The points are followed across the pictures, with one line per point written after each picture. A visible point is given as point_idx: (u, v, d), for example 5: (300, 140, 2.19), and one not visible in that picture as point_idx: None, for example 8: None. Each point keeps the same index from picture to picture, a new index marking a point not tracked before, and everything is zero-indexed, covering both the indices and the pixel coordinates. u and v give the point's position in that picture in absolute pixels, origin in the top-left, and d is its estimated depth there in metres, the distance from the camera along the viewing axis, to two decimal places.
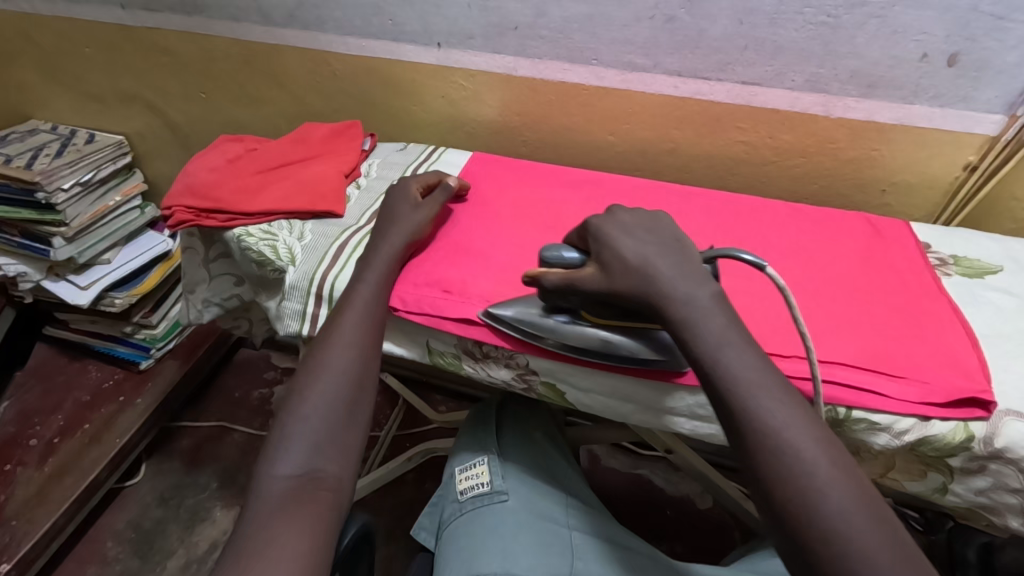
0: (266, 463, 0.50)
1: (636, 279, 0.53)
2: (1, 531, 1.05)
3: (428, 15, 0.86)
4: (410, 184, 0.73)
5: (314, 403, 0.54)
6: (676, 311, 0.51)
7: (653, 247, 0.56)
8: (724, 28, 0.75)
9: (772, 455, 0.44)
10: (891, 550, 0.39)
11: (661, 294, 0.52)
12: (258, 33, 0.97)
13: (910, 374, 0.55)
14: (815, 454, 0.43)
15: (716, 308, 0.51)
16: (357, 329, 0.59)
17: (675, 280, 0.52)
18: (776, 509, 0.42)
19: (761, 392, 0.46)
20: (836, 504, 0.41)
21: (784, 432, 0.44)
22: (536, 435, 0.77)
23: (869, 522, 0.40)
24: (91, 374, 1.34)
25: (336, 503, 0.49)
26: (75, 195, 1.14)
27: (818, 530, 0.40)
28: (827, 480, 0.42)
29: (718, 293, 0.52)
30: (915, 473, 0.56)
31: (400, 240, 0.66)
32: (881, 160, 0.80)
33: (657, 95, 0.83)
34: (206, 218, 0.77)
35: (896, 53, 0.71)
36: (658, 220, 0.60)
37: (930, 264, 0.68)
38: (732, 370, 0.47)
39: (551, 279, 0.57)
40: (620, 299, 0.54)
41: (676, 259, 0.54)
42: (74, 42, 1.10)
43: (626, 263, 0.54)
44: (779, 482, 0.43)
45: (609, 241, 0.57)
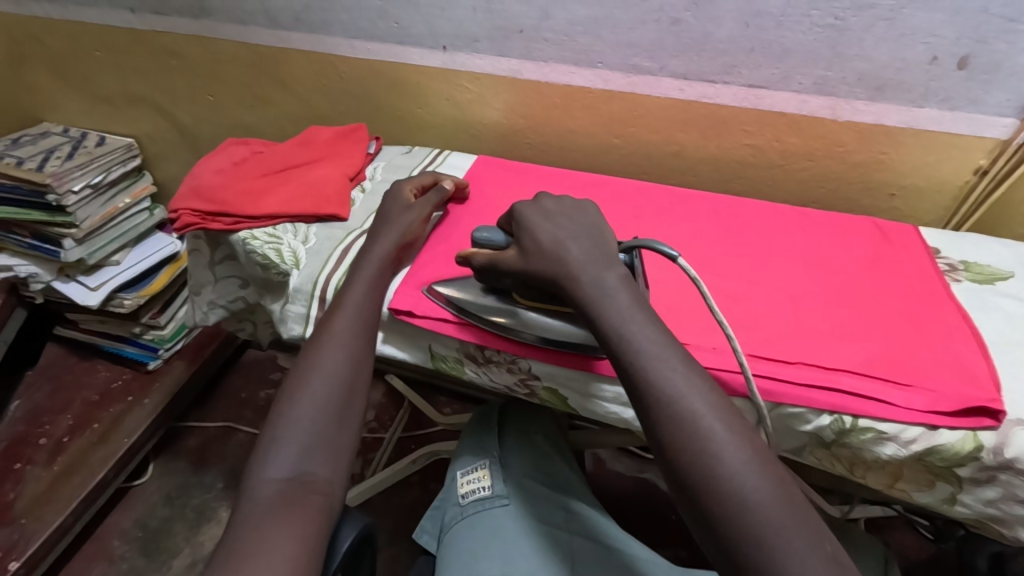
0: (257, 467, 0.50)
1: (549, 261, 0.55)
2: (10, 529, 1.07)
3: (434, 19, 0.86)
4: (403, 186, 0.73)
5: (304, 405, 0.54)
6: (582, 292, 0.53)
7: (570, 232, 0.58)
8: (730, 30, 0.74)
9: (671, 423, 0.46)
10: (782, 503, 0.41)
11: (570, 276, 0.54)
12: (264, 36, 0.98)
13: (917, 383, 0.54)
14: (710, 420, 0.45)
15: (620, 289, 0.53)
16: (349, 332, 0.59)
17: (583, 263, 0.55)
18: (677, 475, 0.44)
19: (660, 363, 0.48)
20: (731, 464, 0.43)
21: (681, 399, 0.46)
22: (538, 438, 0.76)
23: (759, 478, 0.42)
24: (99, 373, 1.35)
25: (327, 507, 0.49)
26: (85, 197, 1.15)
27: (713, 489, 0.42)
28: (722, 442, 0.44)
29: (624, 276, 0.54)
30: (923, 483, 0.55)
31: (394, 241, 0.66)
32: (889, 163, 0.79)
33: (662, 98, 0.83)
34: (212, 221, 0.77)
35: (905, 56, 0.71)
36: (583, 208, 0.62)
37: (939, 270, 0.67)
38: (634, 345, 0.49)
39: (477, 261, 0.60)
40: (533, 280, 0.56)
41: (589, 244, 0.57)
42: (84, 45, 1.11)
43: (541, 246, 0.57)
44: (679, 448, 0.45)
45: (529, 227, 0.59)
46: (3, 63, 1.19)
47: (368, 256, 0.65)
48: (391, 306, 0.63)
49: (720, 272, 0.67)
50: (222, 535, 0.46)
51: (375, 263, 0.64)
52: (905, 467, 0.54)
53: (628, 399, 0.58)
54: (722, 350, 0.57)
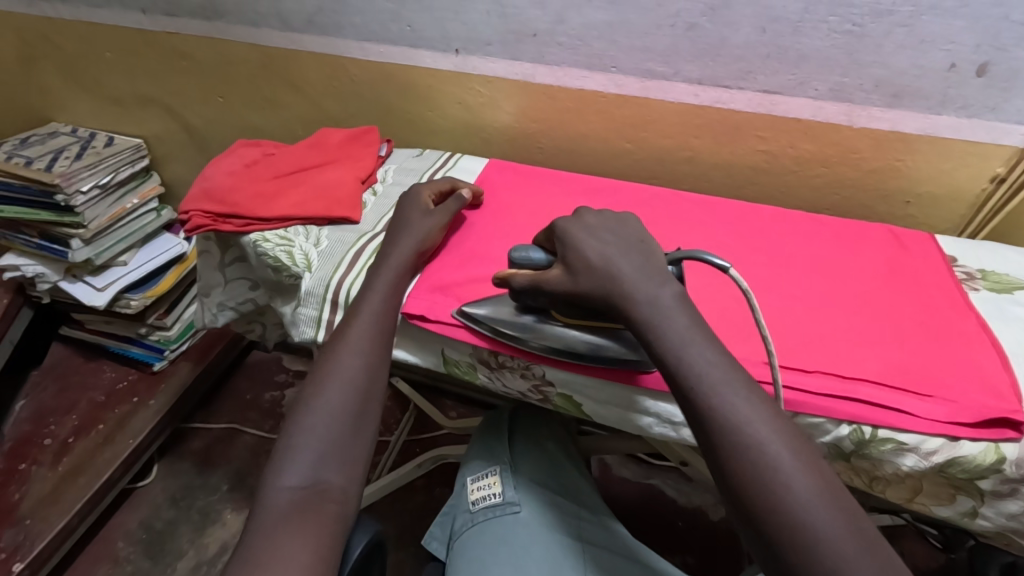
0: (272, 474, 0.50)
1: (601, 280, 0.54)
2: (15, 530, 1.07)
3: (446, 22, 0.86)
4: (422, 191, 0.73)
5: (320, 412, 0.53)
6: (637, 312, 0.52)
7: (619, 248, 0.57)
8: (747, 35, 0.74)
9: (735, 449, 0.45)
10: (854, 537, 0.41)
11: (624, 295, 0.53)
12: (276, 38, 0.98)
13: (938, 393, 0.54)
14: (778, 448, 0.44)
15: (677, 308, 0.52)
16: (366, 338, 0.58)
17: (636, 281, 0.54)
18: (741, 502, 0.44)
19: (723, 387, 0.47)
20: (799, 494, 0.42)
21: (747, 426, 0.45)
22: (548, 445, 0.76)
23: (829, 509, 0.42)
24: (105, 374, 1.34)
25: (341, 516, 0.48)
26: (94, 197, 1.15)
27: (782, 520, 0.42)
28: (790, 471, 0.43)
29: (681, 293, 0.53)
30: (944, 497, 0.54)
31: (412, 246, 0.66)
32: (905, 171, 0.79)
33: (676, 103, 0.82)
34: (223, 222, 0.77)
35: (922, 63, 0.70)
36: (624, 223, 0.60)
37: (957, 279, 0.67)
38: (696, 366, 0.48)
39: (518, 280, 0.58)
40: (583, 299, 0.55)
41: (640, 260, 0.56)
42: (95, 46, 1.11)
43: (590, 264, 0.55)
44: (745, 476, 0.44)
45: (574, 243, 0.57)
46: (13, 63, 1.19)
47: (385, 260, 0.64)
48: (405, 310, 0.62)
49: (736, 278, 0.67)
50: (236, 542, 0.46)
51: (391, 268, 0.63)
52: (925, 479, 0.53)
53: (644, 407, 0.58)
54: (741, 358, 0.57)
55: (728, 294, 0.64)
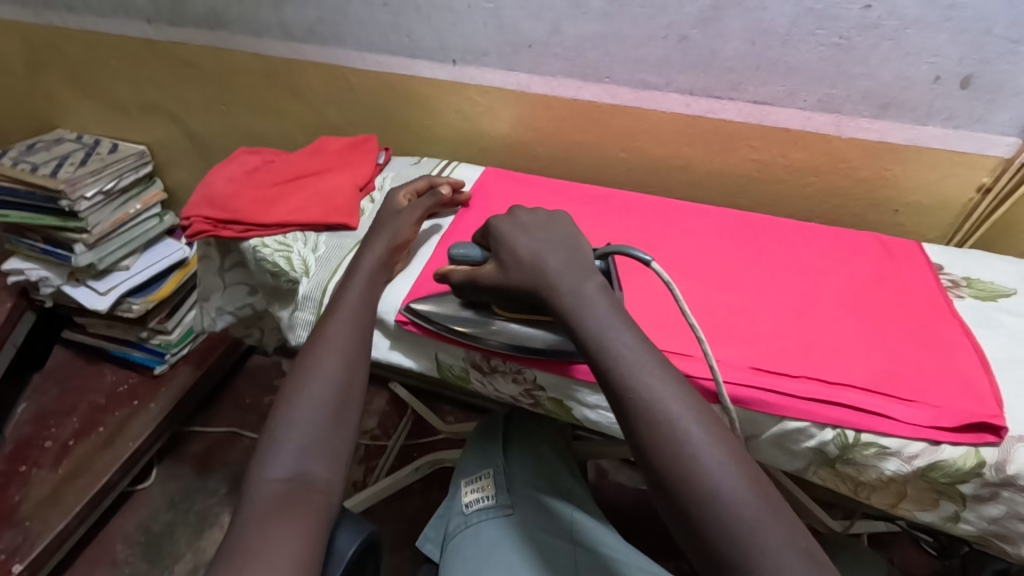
0: (258, 468, 0.51)
1: (529, 274, 0.57)
2: (15, 531, 1.08)
3: (445, 33, 0.88)
4: (396, 194, 0.75)
5: (302, 407, 0.55)
6: (562, 302, 0.54)
7: (548, 244, 0.59)
8: (737, 48, 0.76)
9: (649, 427, 0.47)
10: (759, 501, 0.43)
11: (549, 287, 0.56)
12: (278, 47, 1.00)
13: (920, 398, 0.55)
14: (688, 422, 0.46)
15: (599, 298, 0.54)
16: (345, 336, 0.60)
17: (561, 274, 0.56)
18: (657, 476, 0.46)
19: (639, 369, 0.49)
20: (708, 465, 0.44)
21: (659, 404, 0.48)
22: (542, 449, 0.77)
23: (734, 477, 0.44)
24: (106, 377, 1.36)
25: (326, 506, 0.49)
26: (97, 203, 1.17)
27: (692, 491, 0.44)
28: (699, 444, 0.45)
29: (603, 285, 0.56)
30: (927, 502, 0.55)
31: (385, 246, 0.67)
32: (893, 180, 0.80)
33: (668, 114, 0.84)
34: (223, 229, 0.78)
35: (908, 75, 0.72)
36: (556, 220, 0.63)
37: (943, 287, 0.68)
38: (615, 351, 0.51)
39: (455, 276, 0.61)
40: (514, 293, 0.58)
41: (566, 254, 0.58)
42: (100, 55, 1.13)
43: (519, 259, 0.58)
44: (659, 452, 0.46)
45: (505, 240, 0.60)
46: (21, 71, 1.21)
47: (362, 261, 0.66)
48: (399, 315, 0.64)
49: (721, 284, 0.68)
50: (224, 535, 0.47)
51: (368, 268, 0.65)
52: (908, 485, 0.54)
53: None
54: (727, 363, 0.58)
55: (716, 302, 0.65)
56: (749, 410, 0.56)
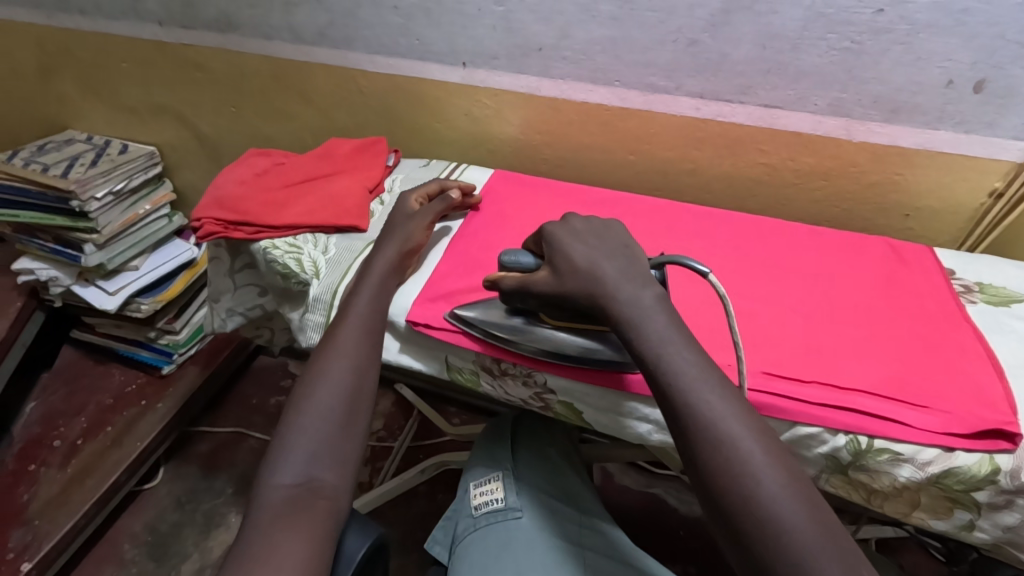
0: (267, 473, 0.51)
1: (584, 282, 0.56)
2: (23, 530, 1.08)
3: (454, 37, 0.88)
4: (409, 197, 0.75)
5: (312, 413, 0.55)
6: (619, 311, 0.54)
7: (605, 252, 0.59)
8: (747, 52, 0.75)
9: (708, 444, 0.46)
10: (820, 529, 0.42)
11: (607, 295, 0.55)
12: (288, 50, 1.00)
13: (931, 404, 0.55)
14: (748, 443, 0.46)
15: (657, 309, 0.54)
16: (353, 342, 0.60)
17: (618, 283, 0.56)
18: (711, 494, 0.45)
19: (699, 385, 0.49)
20: (769, 488, 0.44)
21: (720, 422, 0.47)
22: (551, 453, 0.77)
23: (795, 502, 0.43)
24: (114, 377, 1.36)
25: (334, 512, 0.49)
26: (108, 203, 1.17)
27: (751, 511, 0.43)
28: (760, 466, 0.45)
29: (662, 295, 0.55)
30: (941, 510, 0.54)
31: (395, 249, 0.68)
32: (904, 184, 0.80)
33: (678, 117, 0.84)
34: (234, 230, 0.79)
35: (920, 80, 0.71)
36: (610, 229, 0.62)
37: (954, 292, 0.67)
38: (676, 367, 0.50)
39: (507, 283, 0.61)
40: (568, 301, 0.57)
41: (624, 263, 0.58)
42: (111, 57, 1.14)
43: (575, 266, 0.58)
44: (716, 469, 0.45)
45: (560, 247, 0.60)
46: (32, 73, 1.22)
47: (372, 264, 0.66)
48: (408, 317, 0.64)
49: (731, 288, 0.68)
50: (234, 539, 0.47)
51: (379, 272, 0.65)
52: (922, 493, 0.54)
53: (645, 414, 0.59)
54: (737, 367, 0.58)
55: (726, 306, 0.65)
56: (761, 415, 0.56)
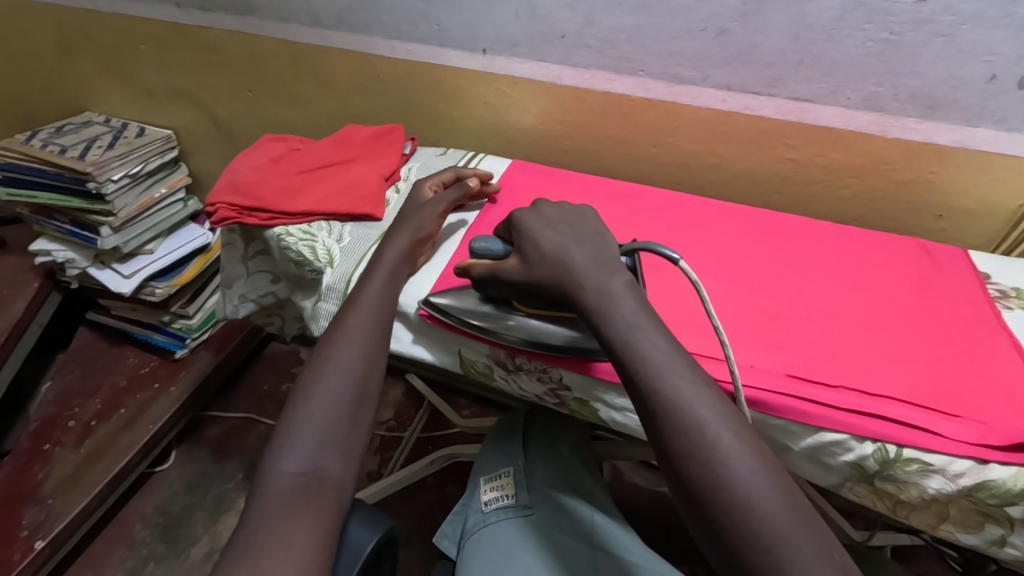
0: (272, 459, 0.50)
1: (552, 269, 0.55)
2: (37, 509, 1.10)
3: (476, 22, 0.86)
4: (423, 185, 0.74)
5: (319, 401, 0.53)
6: (586, 298, 0.53)
7: (573, 238, 0.58)
8: (779, 42, 0.73)
9: (678, 431, 0.45)
10: (793, 514, 0.41)
11: (575, 282, 0.54)
12: (306, 34, 0.99)
13: (964, 414, 0.52)
14: (717, 427, 0.44)
15: (627, 296, 0.53)
16: (364, 331, 0.58)
17: (587, 270, 0.55)
18: (683, 481, 0.44)
19: (667, 370, 0.47)
20: (740, 473, 0.42)
21: (687, 406, 0.46)
22: (562, 449, 0.76)
23: (767, 484, 0.42)
24: (128, 359, 1.37)
25: (339, 503, 0.48)
26: (124, 186, 1.17)
27: (720, 497, 0.42)
28: (730, 449, 0.43)
29: (631, 282, 0.54)
30: (971, 525, 0.52)
31: (407, 239, 0.66)
32: (938, 183, 0.77)
33: (703, 109, 0.81)
34: (248, 216, 0.78)
35: (961, 74, 0.68)
36: (581, 215, 0.62)
37: (989, 296, 0.65)
38: (667, 357, 0.48)
39: (477, 270, 0.61)
40: (538, 288, 0.56)
41: (593, 250, 0.57)
42: (130, 38, 1.13)
43: (544, 253, 0.57)
44: (686, 455, 0.44)
45: (530, 234, 0.59)
46: (51, 54, 1.22)
47: (384, 253, 0.65)
48: (420, 307, 0.63)
49: (754, 286, 0.66)
50: (236, 526, 0.46)
51: (390, 260, 0.64)
52: (952, 506, 0.51)
53: None
54: (759, 369, 0.56)
55: (747, 305, 0.63)
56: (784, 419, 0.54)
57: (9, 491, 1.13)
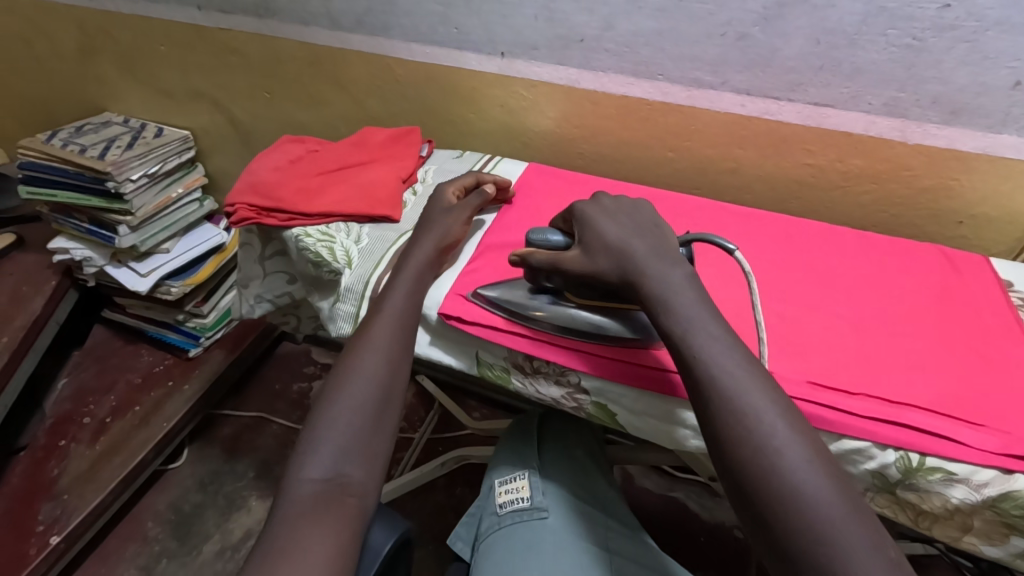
0: (296, 466, 0.50)
1: (615, 259, 0.57)
2: (53, 504, 1.11)
3: (494, 26, 0.86)
4: (446, 189, 0.74)
5: (342, 407, 0.54)
6: (649, 286, 0.54)
7: (634, 232, 0.60)
8: (800, 47, 0.72)
9: (710, 393, 0.47)
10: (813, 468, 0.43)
11: (637, 272, 0.55)
12: (325, 37, 0.99)
13: (990, 424, 0.52)
14: (747, 391, 0.47)
15: (686, 287, 0.54)
16: (387, 334, 0.59)
17: (648, 259, 0.56)
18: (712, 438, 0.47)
19: (700, 340, 0.50)
20: (768, 424, 0.45)
21: (717, 372, 0.48)
22: (578, 452, 0.75)
23: (791, 452, 0.44)
24: (143, 357, 1.39)
25: (360, 511, 0.48)
26: (142, 185, 1.18)
27: (743, 453, 0.45)
28: (778, 450, 0.44)
29: (691, 274, 0.55)
30: (995, 536, 0.51)
31: (433, 245, 0.66)
32: (960, 190, 0.76)
33: (722, 114, 0.81)
34: (267, 216, 0.78)
35: (986, 80, 0.68)
36: (639, 208, 0.64)
37: (1012, 305, 0.64)
38: (703, 357, 0.49)
39: (535, 259, 0.61)
40: (599, 278, 0.58)
41: (653, 243, 0.58)
42: (150, 40, 1.14)
43: (606, 243, 0.58)
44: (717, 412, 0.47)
45: (592, 225, 0.61)
46: (72, 55, 1.23)
47: (409, 257, 0.65)
48: (440, 311, 0.63)
49: (775, 292, 0.65)
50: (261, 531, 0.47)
51: (415, 265, 0.64)
52: (975, 517, 0.51)
53: (685, 420, 0.57)
54: (781, 375, 0.56)
55: (769, 310, 0.63)
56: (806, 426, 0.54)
57: (25, 487, 1.14)
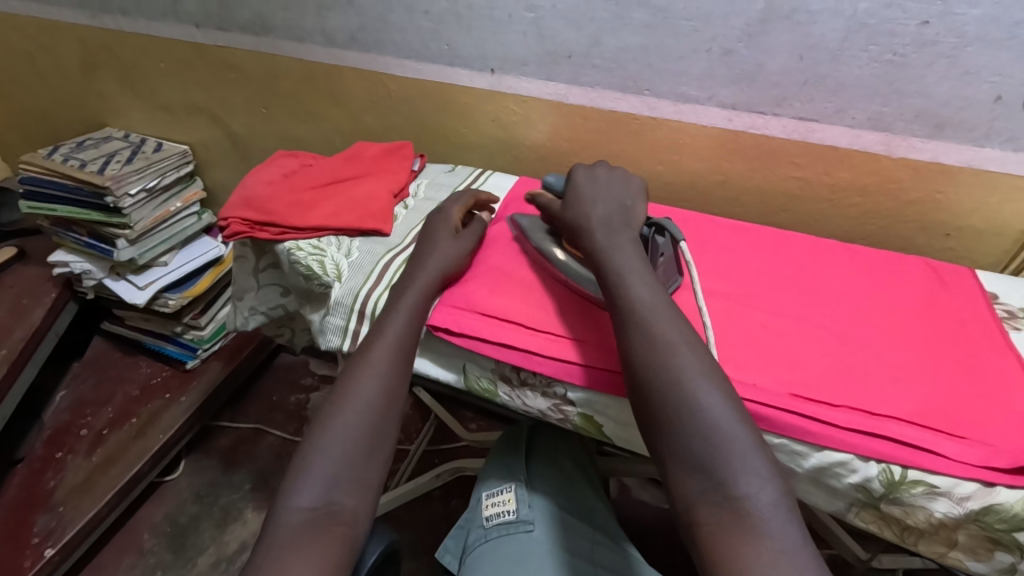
0: (288, 493, 0.51)
1: (576, 214, 0.64)
2: (49, 516, 1.11)
3: (486, 43, 0.87)
4: (451, 210, 0.75)
5: (336, 431, 0.54)
6: (592, 238, 0.61)
7: (606, 199, 0.65)
8: (783, 63, 0.73)
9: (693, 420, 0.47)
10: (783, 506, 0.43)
11: (588, 227, 0.62)
12: (321, 54, 1.01)
13: (972, 435, 0.52)
14: (732, 423, 0.47)
15: (629, 247, 0.60)
16: (386, 358, 0.59)
17: (603, 220, 0.63)
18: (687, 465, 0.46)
19: (680, 358, 0.50)
20: (745, 463, 0.45)
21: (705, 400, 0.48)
22: (565, 465, 0.75)
23: (767, 489, 0.44)
24: (140, 369, 1.39)
25: (349, 539, 0.49)
26: (141, 200, 1.20)
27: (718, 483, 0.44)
28: (753, 484, 0.44)
29: (636, 240, 0.61)
30: (980, 552, 0.51)
31: (426, 257, 0.67)
32: (946, 203, 0.77)
33: (708, 128, 0.82)
34: (259, 230, 0.79)
35: (967, 94, 0.68)
36: (629, 180, 0.69)
37: (997, 316, 0.64)
38: (685, 372, 0.49)
39: (540, 200, 0.70)
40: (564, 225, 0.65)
41: (616, 210, 0.64)
42: (150, 57, 1.17)
43: (575, 201, 0.65)
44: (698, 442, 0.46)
45: (574, 185, 0.67)
46: (74, 71, 1.25)
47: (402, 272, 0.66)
48: (430, 322, 0.63)
49: (759, 303, 0.66)
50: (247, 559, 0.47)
51: (407, 279, 0.65)
52: (960, 531, 0.50)
53: None
54: (762, 387, 0.56)
55: (752, 321, 0.63)
56: (787, 437, 0.54)
57: (22, 498, 1.14)
